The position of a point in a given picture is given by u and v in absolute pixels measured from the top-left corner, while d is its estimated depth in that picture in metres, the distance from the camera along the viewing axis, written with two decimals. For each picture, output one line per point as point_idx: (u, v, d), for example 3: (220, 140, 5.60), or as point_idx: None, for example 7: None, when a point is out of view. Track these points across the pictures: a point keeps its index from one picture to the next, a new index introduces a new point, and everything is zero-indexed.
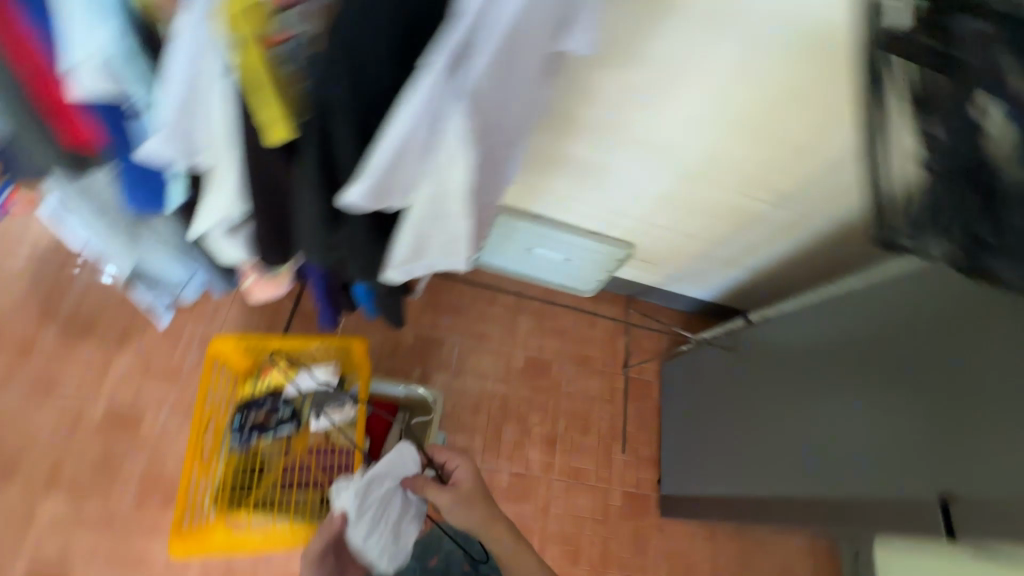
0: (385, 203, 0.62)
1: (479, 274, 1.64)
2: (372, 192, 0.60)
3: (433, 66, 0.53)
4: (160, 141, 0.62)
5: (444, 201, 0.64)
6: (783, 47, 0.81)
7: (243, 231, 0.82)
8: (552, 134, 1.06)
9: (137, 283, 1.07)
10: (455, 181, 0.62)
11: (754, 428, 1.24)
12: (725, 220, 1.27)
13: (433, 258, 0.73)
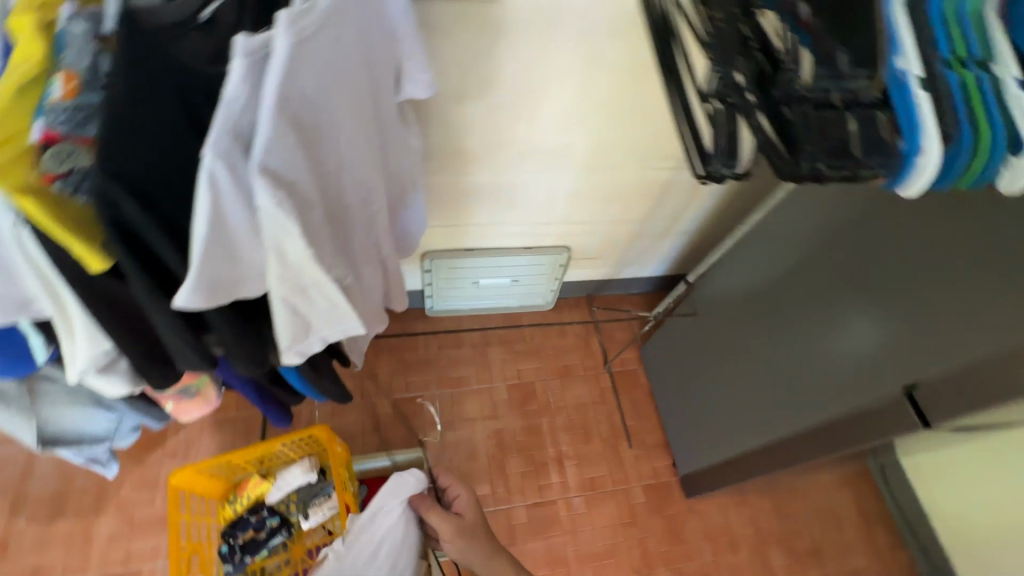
0: (234, 296, 0.47)
1: (438, 322, 1.64)
2: (201, 291, 0.43)
3: (223, 121, 0.38)
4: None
5: (308, 286, 0.48)
6: (596, 37, 0.87)
7: (121, 368, 0.62)
8: (446, 175, 1.11)
9: (55, 447, 0.94)
10: (302, 254, 0.45)
11: (735, 382, 1.23)
12: (642, 196, 1.31)
13: (322, 339, 0.54)
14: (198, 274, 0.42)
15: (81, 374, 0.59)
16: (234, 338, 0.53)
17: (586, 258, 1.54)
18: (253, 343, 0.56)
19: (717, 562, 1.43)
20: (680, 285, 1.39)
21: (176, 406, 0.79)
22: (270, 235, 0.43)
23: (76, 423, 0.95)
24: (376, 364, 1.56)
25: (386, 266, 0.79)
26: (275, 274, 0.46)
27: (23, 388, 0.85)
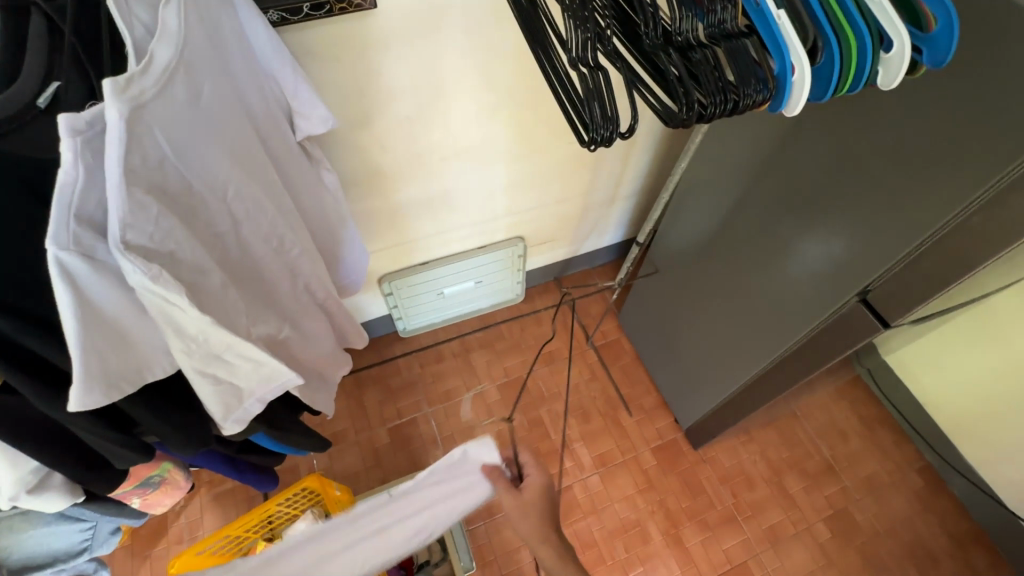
0: (141, 382, 0.48)
1: (415, 341, 1.62)
2: (96, 387, 0.43)
3: (58, 206, 0.39)
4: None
5: (206, 348, 0.48)
6: (475, 24, 0.85)
7: (60, 480, 0.60)
8: (376, 195, 1.09)
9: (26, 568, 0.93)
10: (197, 320, 0.45)
11: (710, 327, 1.24)
12: (576, 170, 1.31)
13: (249, 398, 0.54)
14: (85, 370, 0.42)
15: (10, 499, 0.56)
16: (161, 423, 0.53)
17: (541, 243, 1.54)
18: (187, 421, 0.56)
19: (738, 503, 1.45)
20: (634, 248, 1.38)
21: (144, 500, 0.85)
22: (154, 309, 0.43)
23: (44, 544, 0.93)
24: (363, 397, 1.53)
25: (328, 307, 0.78)
26: (177, 348, 0.46)
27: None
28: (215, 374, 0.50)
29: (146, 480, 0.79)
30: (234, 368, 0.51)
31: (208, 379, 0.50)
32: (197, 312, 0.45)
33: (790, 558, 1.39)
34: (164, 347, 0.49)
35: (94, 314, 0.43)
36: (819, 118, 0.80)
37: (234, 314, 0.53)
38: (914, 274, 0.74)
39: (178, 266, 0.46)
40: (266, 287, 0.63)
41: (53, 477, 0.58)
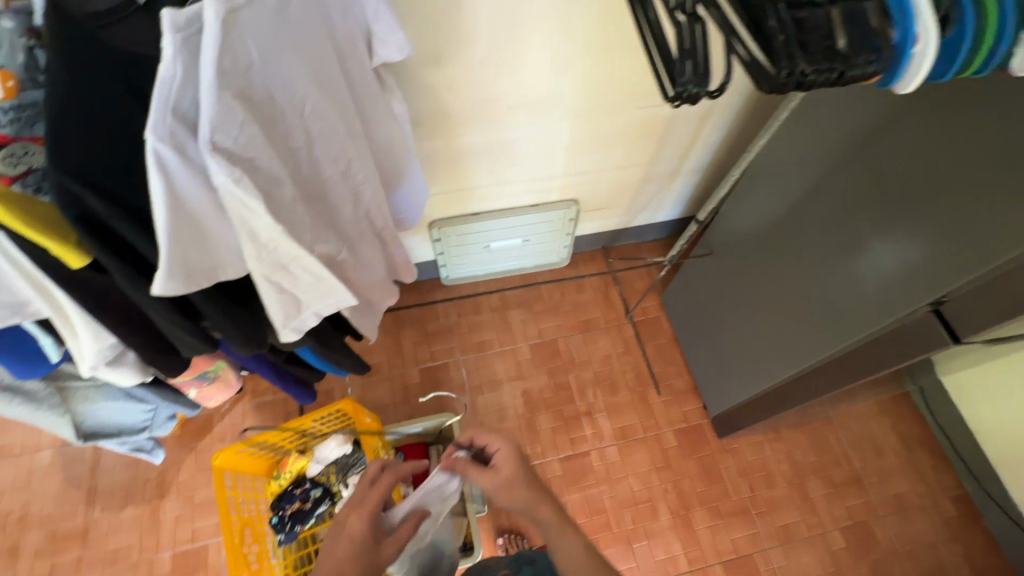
0: (216, 279, 0.51)
1: (456, 289, 1.65)
2: (177, 276, 0.47)
3: (158, 99, 0.40)
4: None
5: (277, 254, 0.50)
6: None
7: (131, 358, 0.67)
8: (441, 138, 1.09)
9: (99, 437, 1.06)
10: (269, 228, 0.48)
11: (758, 319, 1.19)
12: (643, 137, 1.26)
13: (309, 309, 0.57)
14: (169, 258, 0.45)
15: (94, 367, 0.63)
16: (226, 321, 0.56)
17: (595, 209, 1.51)
18: (247, 322, 0.60)
19: (755, 498, 1.43)
20: (693, 225, 1.34)
21: (199, 392, 0.91)
22: (235, 212, 0.46)
23: (114, 416, 1.07)
24: (401, 336, 1.59)
25: (384, 237, 0.80)
26: (250, 253, 0.49)
27: (52, 388, 0.93)
28: (282, 280, 0.53)
29: (205, 372, 0.85)
30: (297, 280, 0.54)
31: (275, 285, 0.53)
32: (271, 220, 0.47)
33: (799, 559, 1.37)
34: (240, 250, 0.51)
35: (181, 209, 0.45)
36: (926, 106, 0.73)
37: (302, 228, 0.55)
38: (998, 292, 0.68)
39: (259, 174, 0.48)
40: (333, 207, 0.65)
41: (130, 352, 0.66)
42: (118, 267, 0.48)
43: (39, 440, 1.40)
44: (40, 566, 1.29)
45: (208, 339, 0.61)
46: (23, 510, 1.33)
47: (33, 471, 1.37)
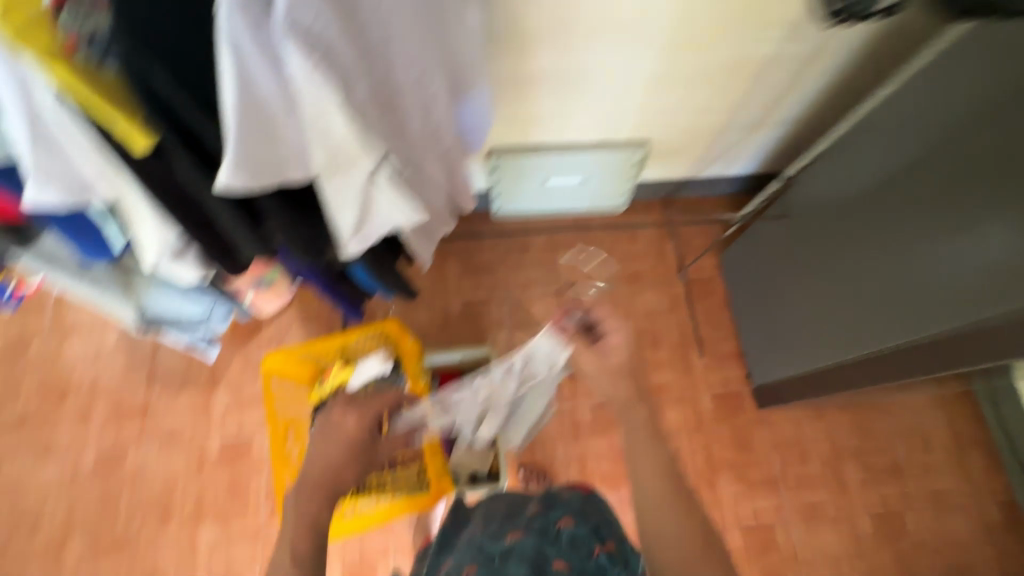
0: (283, 181, 0.50)
1: (505, 225, 1.61)
2: (242, 171, 0.46)
3: None
4: (34, 188, 0.52)
5: (345, 148, 0.50)
6: None
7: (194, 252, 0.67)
8: (512, 58, 1.00)
9: (159, 326, 1.11)
10: None
11: (828, 293, 1.11)
12: (734, 79, 1.13)
13: (376, 212, 0.58)
14: (237, 150, 0.45)
15: (158, 259, 0.65)
16: (286, 224, 0.57)
17: (663, 154, 1.40)
18: (306, 227, 0.60)
19: (785, 472, 1.41)
20: (775, 183, 1.28)
21: (256, 296, 0.96)
22: (309, 102, 0.46)
23: (172, 308, 1.11)
24: (445, 266, 1.57)
25: (450, 159, 0.76)
26: (321, 152, 0.50)
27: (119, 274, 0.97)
28: (348, 179, 0.54)
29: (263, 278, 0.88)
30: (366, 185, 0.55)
31: (342, 183, 0.54)
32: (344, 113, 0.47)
33: (820, 537, 1.36)
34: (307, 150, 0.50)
35: (252, 97, 0.44)
36: None
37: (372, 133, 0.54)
38: None
39: (334, 63, 0.47)
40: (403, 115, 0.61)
41: (191, 247, 0.66)
42: (187, 154, 0.52)
43: (106, 321, 1.50)
44: (107, 434, 1.42)
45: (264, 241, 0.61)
46: (92, 384, 1.45)
47: (101, 351, 1.48)
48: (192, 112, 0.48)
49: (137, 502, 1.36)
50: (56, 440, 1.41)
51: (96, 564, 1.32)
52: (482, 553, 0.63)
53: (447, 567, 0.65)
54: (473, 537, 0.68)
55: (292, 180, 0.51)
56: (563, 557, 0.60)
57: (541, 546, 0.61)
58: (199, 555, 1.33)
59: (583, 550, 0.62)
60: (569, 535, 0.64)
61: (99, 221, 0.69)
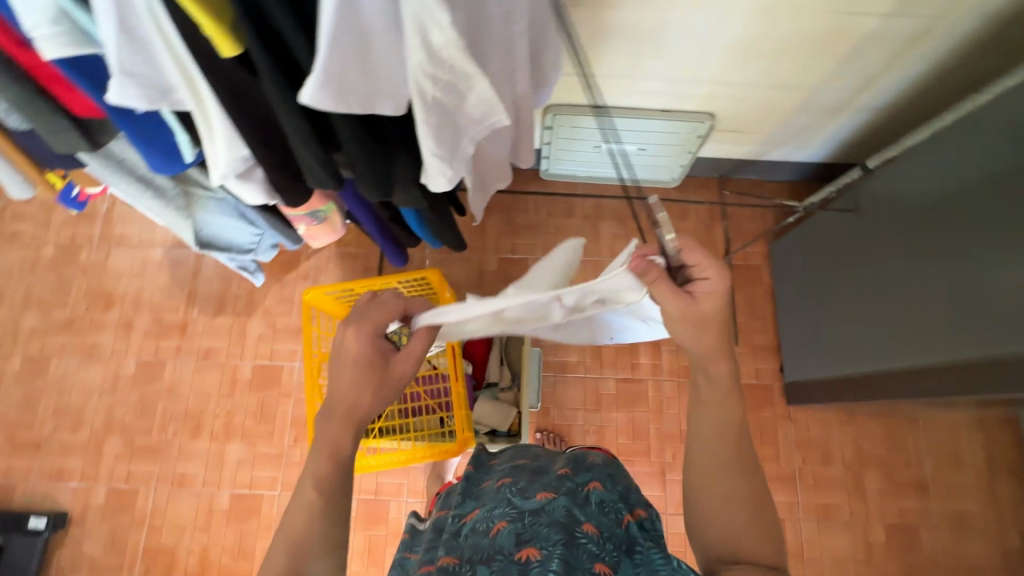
0: (368, 110, 0.53)
1: (551, 187, 1.57)
2: (329, 90, 0.48)
3: None
4: (117, 91, 0.50)
5: (442, 74, 0.52)
6: None
7: (258, 175, 0.69)
8: (588, 11, 0.94)
9: (214, 249, 1.10)
10: (443, 44, 0.49)
11: (887, 295, 1.05)
12: (826, 56, 1.03)
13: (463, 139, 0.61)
14: (327, 65, 0.47)
15: (225, 178, 0.66)
16: (358, 154, 0.60)
17: (729, 130, 1.32)
18: (374, 160, 0.62)
19: (804, 471, 1.39)
20: (856, 171, 1.20)
21: (308, 228, 0.97)
22: (414, 20, 0.47)
23: (227, 231, 1.09)
24: (485, 222, 1.55)
25: (519, 110, 0.75)
26: (425, 73, 0.51)
27: (179, 191, 0.96)
28: (442, 104, 0.55)
29: (316, 212, 0.90)
30: (462, 103, 0.57)
31: (436, 108, 0.55)
32: (449, 32, 0.48)
33: (830, 538, 1.35)
34: (394, 81, 0.53)
35: (350, 20, 0.47)
36: None
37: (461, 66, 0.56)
38: None
39: None
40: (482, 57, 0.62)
41: (257, 169, 0.68)
42: (273, 77, 0.52)
43: (153, 237, 1.54)
44: (147, 345, 1.47)
45: (332, 171, 0.63)
46: (136, 296, 1.50)
47: (146, 265, 1.52)
48: (286, 27, 0.49)
49: (170, 413, 1.43)
50: (100, 344, 1.48)
51: (130, 464, 1.40)
52: (513, 510, 0.62)
53: (474, 517, 0.64)
54: (500, 489, 0.68)
55: (375, 109, 0.54)
56: (593, 519, 0.61)
57: (572, 508, 0.61)
58: (225, 469, 1.39)
59: (612, 515, 0.64)
60: (598, 499, 0.65)
61: (173, 128, 0.69)
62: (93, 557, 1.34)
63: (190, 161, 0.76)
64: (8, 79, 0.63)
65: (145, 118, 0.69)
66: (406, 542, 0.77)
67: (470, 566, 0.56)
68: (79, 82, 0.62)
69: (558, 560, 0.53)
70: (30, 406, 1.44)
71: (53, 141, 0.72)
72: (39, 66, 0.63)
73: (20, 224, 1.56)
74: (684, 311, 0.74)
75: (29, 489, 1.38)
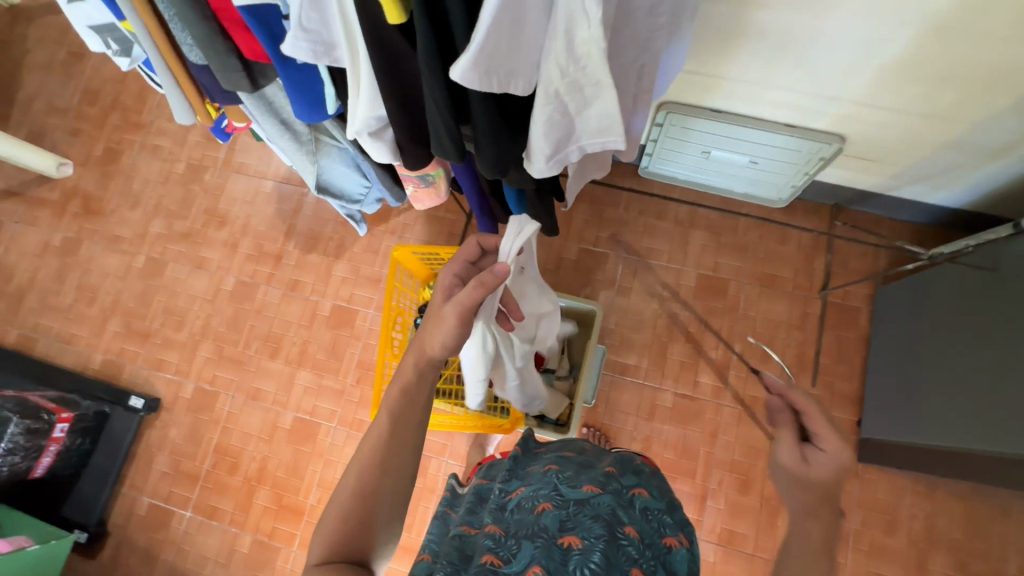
0: (503, 91, 0.54)
1: (648, 185, 1.52)
2: (479, 68, 0.50)
3: None
4: (291, 42, 0.59)
5: (577, 69, 0.53)
6: None
7: (389, 134, 0.73)
8: (731, 10, 0.89)
9: (329, 196, 1.18)
10: (589, 40, 0.49)
11: (1005, 369, 0.94)
12: (997, 92, 0.91)
13: (578, 141, 0.62)
14: (481, 46, 0.48)
15: (359, 133, 0.71)
16: (486, 131, 0.62)
17: (858, 157, 1.21)
18: (499, 137, 0.64)
19: (861, 533, 1.29)
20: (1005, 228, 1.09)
21: (413, 193, 1.00)
22: (565, 13, 0.48)
23: (341, 180, 1.17)
24: (573, 210, 1.53)
25: (639, 105, 0.74)
26: (558, 64, 0.52)
27: (312, 137, 1.03)
28: (570, 97, 0.56)
29: (425, 176, 0.94)
30: (585, 107, 0.57)
31: (565, 98, 0.56)
32: (595, 33, 0.49)
33: None
34: (533, 65, 0.54)
35: (510, 4, 0.47)
36: None
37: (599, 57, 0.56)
38: None
39: None
40: (617, 46, 0.62)
41: (388, 128, 0.73)
42: (427, 46, 0.53)
43: (267, 170, 1.67)
44: (246, 267, 1.62)
45: (458, 142, 0.65)
46: (245, 221, 1.65)
47: (257, 195, 1.66)
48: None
49: (256, 332, 1.57)
50: (209, 258, 1.64)
51: (216, 369, 1.56)
52: (559, 496, 0.62)
53: (520, 495, 0.65)
54: (547, 473, 0.68)
55: (510, 89, 0.54)
56: (635, 524, 0.61)
57: (616, 508, 0.61)
58: (293, 392, 1.51)
59: (654, 525, 0.64)
60: (642, 506, 0.66)
61: (324, 81, 0.76)
62: (175, 442, 1.53)
63: (332, 112, 0.82)
64: (200, 19, 0.71)
65: (301, 68, 0.75)
66: (448, 500, 0.80)
67: (514, 539, 0.57)
68: (256, 30, 0.67)
69: (599, 555, 0.54)
70: (145, 301, 1.64)
71: (222, 80, 0.79)
72: (226, 10, 0.70)
73: (162, 140, 1.75)
74: (794, 468, 0.67)
75: (135, 371, 1.59)
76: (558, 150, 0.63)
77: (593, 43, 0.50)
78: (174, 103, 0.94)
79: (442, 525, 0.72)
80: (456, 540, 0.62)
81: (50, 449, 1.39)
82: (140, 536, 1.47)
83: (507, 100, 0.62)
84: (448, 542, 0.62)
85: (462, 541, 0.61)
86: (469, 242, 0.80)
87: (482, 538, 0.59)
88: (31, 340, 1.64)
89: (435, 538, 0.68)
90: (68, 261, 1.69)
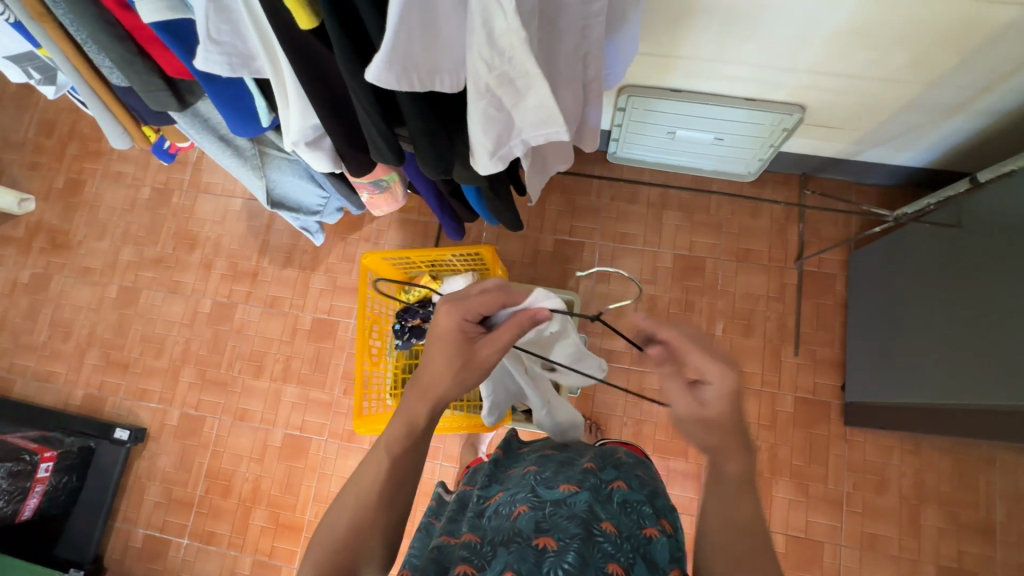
0: (428, 88, 0.54)
1: (618, 170, 1.52)
2: (396, 68, 0.50)
3: None
4: (202, 55, 0.58)
5: (504, 62, 0.52)
6: None
7: (325, 142, 0.74)
8: None
9: (285, 209, 1.18)
10: (510, 30, 0.49)
11: (977, 322, 0.96)
12: (948, 49, 0.91)
13: (521, 136, 0.61)
14: (393, 46, 0.49)
15: (296, 143, 0.72)
16: (421, 131, 0.62)
17: (817, 125, 1.22)
18: (437, 134, 0.64)
19: (853, 495, 1.31)
20: (964, 182, 1.10)
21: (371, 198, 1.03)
22: (480, 6, 0.48)
23: (296, 191, 1.16)
24: (546, 200, 1.53)
25: (588, 90, 0.74)
26: (482, 57, 0.52)
27: (256, 151, 1.02)
28: (503, 92, 0.55)
29: (379, 181, 0.95)
30: (519, 100, 0.56)
31: (498, 93, 0.55)
32: (513, 23, 0.48)
33: (874, 569, 1.27)
34: (457, 62, 0.54)
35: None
36: None
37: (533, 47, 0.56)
38: None
39: None
40: (554, 35, 0.62)
41: (324, 136, 0.73)
42: (345, 53, 0.54)
43: (234, 188, 1.64)
44: (222, 288, 1.59)
45: (394, 142, 0.65)
46: (216, 240, 1.62)
47: (226, 213, 1.64)
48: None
49: (238, 352, 1.55)
50: (183, 282, 1.62)
51: (201, 394, 1.54)
52: (535, 497, 0.63)
53: (498, 500, 0.66)
54: (526, 476, 0.69)
55: (435, 86, 0.55)
56: (613, 518, 0.61)
57: (593, 504, 0.61)
58: (280, 409, 1.50)
59: (633, 517, 0.64)
60: (621, 499, 0.66)
61: (253, 94, 0.75)
62: (165, 470, 1.51)
63: (268, 125, 0.81)
64: (113, 39, 0.69)
65: (229, 84, 0.74)
66: (434, 508, 0.80)
67: (490, 547, 0.58)
68: (172, 45, 0.66)
69: (573, 554, 0.54)
70: (122, 331, 1.61)
71: (147, 99, 0.78)
72: (139, 28, 0.69)
73: (124, 166, 1.71)
74: (694, 413, 0.69)
75: (118, 403, 1.56)
76: (501, 146, 0.62)
77: (512, 32, 0.49)
78: (108, 127, 0.93)
79: (426, 536, 0.72)
80: (434, 552, 0.61)
81: (36, 490, 1.37)
82: (139, 568, 1.45)
83: (439, 100, 0.62)
84: (427, 554, 0.61)
85: (440, 553, 0.61)
86: (496, 300, 0.73)
87: (458, 549, 0.59)
88: (8, 382, 1.61)
89: (417, 549, 0.68)
90: (39, 297, 1.66)
